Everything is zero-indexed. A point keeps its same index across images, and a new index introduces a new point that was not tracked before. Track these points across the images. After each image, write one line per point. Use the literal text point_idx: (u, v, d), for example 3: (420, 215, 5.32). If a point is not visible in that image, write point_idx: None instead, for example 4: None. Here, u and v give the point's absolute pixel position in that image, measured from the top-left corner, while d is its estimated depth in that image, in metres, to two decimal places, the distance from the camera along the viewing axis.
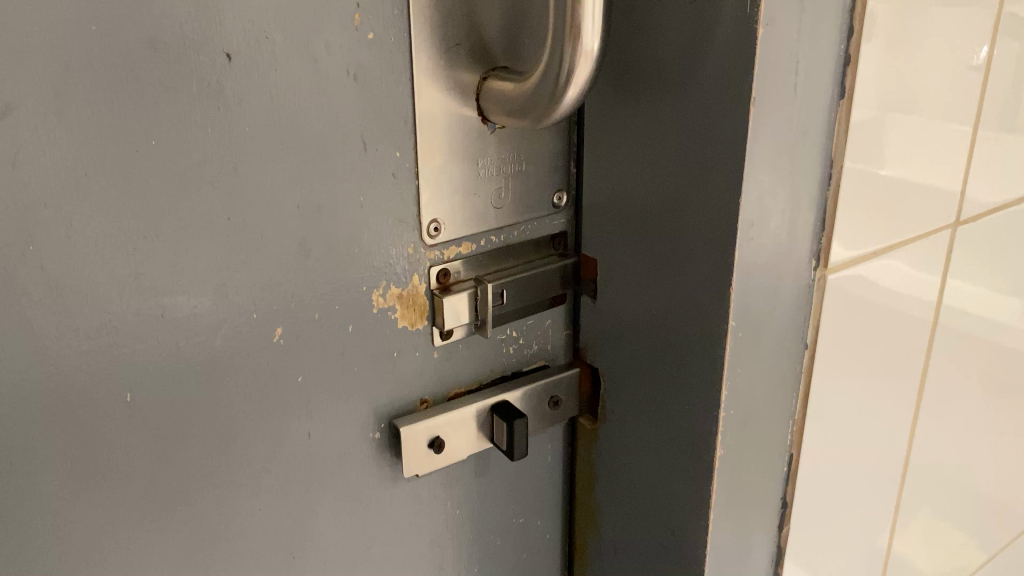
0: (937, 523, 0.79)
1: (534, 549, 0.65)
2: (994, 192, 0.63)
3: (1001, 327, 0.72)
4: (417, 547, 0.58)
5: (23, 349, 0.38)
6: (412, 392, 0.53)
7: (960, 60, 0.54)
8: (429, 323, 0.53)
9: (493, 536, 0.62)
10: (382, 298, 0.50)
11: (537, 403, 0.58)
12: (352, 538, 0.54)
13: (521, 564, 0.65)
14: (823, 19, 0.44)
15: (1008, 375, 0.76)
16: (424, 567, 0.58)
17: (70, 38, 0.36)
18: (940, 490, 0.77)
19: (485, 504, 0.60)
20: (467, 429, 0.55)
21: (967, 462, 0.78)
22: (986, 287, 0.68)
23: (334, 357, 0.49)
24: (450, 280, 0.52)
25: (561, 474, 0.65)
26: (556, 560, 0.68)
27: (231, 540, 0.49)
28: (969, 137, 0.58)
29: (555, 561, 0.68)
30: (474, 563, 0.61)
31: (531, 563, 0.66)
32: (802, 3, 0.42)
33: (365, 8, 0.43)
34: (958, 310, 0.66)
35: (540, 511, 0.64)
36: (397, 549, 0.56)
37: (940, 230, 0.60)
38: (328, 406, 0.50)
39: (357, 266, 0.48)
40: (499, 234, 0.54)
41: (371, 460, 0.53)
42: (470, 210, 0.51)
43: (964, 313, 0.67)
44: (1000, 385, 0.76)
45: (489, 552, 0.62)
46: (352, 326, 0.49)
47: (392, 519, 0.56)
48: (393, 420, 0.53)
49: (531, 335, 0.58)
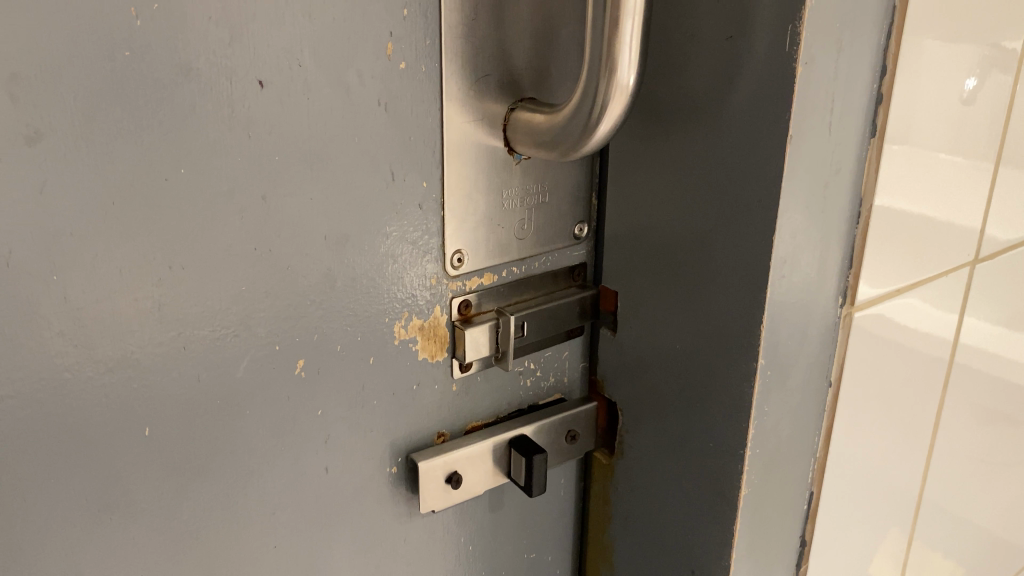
0: (937, 553, 0.80)
1: None
2: (1007, 230, 0.65)
3: (1002, 362, 0.74)
4: None
5: (43, 382, 0.37)
6: (430, 426, 0.52)
7: (984, 104, 0.55)
8: (449, 355, 0.52)
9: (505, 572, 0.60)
10: (404, 330, 0.49)
11: (554, 438, 0.57)
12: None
13: None
14: (857, 60, 0.44)
15: (1007, 409, 0.78)
16: None
17: (101, 63, 0.34)
18: (940, 524, 0.78)
19: (498, 541, 0.59)
20: (485, 464, 0.54)
21: (968, 492, 0.79)
22: (993, 322, 0.70)
23: (354, 390, 0.48)
24: (471, 311, 0.52)
25: (574, 509, 0.64)
26: None
27: None
28: (990, 175, 0.60)
29: None
30: None
31: None
32: (839, 44, 0.43)
33: (399, 38, 0.43)
34: (971, 346, 0.68)
35: (552, 546, 0.63)
36: None
37: (960, 266, 0.62)
38: (346, 440, 0.49)
39: (380, 297, 0.47)
40: (521, 265, 0.53)
41: (387, 495, 0.52)
42: (494, 242, 0.50)
43: (974, 347, 0.69)
44: (1000, 418, 0.78)
45: None
46: (373, 359, 0.48)
47: (407, 555, 0.54)
48: (410, 454, 0.52)
49: (548, 367, 0.58)
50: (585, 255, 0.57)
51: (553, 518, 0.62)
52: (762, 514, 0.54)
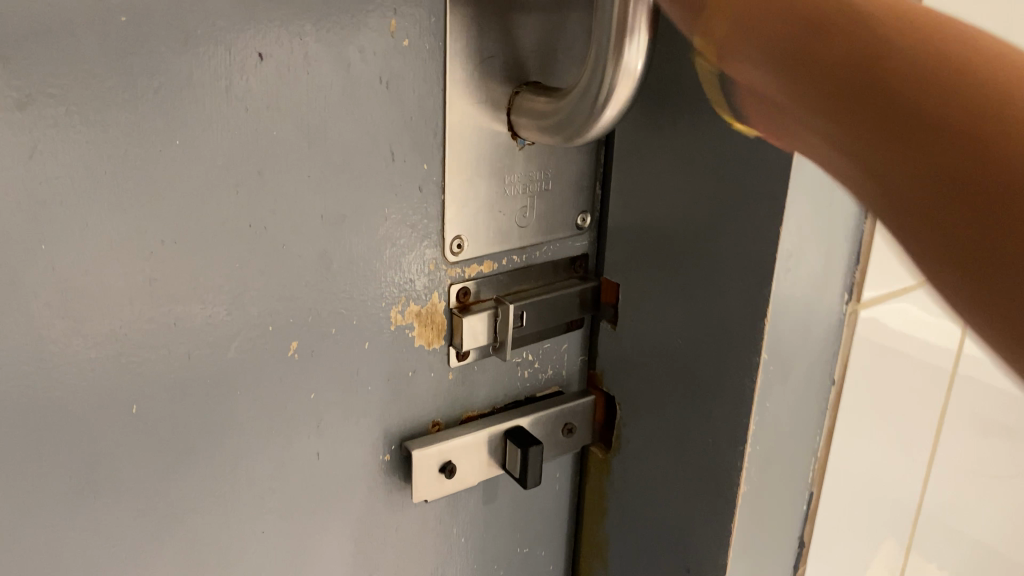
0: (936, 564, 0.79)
1: None
2: None
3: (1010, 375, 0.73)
4: None
5: (27, 353, 0.36)
6: (425, 415, 0.51)
7: None
8: (446, 343, 0.51)
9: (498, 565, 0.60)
10: (401, 316, 0.48)
11: (551, 430, 0.56)
12: (355, 564, 0.52)
13: None
14: None
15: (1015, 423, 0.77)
16: None
17: (95, 28, 0.34)
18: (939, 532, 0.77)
19: (492, 533, 0.58)
20: (481, 455, 0.53)
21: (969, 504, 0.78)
22: None
23: (347, 374, 0.47)
24: (469, 298, 0.51)
25: (569, 504, 0.63)
26: None
27: (231, 563, 0.46)
28: None
29: None
30: None
31: None
32: None
33: (403, 16, 0.42)
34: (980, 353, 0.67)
35: (546, 542, 0.62)
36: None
37: None
38: (339, 425, 0.48)
39: (377, 281, 0.46)
40: (521, 253, 0.52)
41: (379, 483, 0.51)
42: (494, 228, 0.50)
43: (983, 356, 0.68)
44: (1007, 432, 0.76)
45: None
46: (369, 343, 0.47)
47: (398, 545, 0.53)
48: (404, 442, 0.51)
49: (546, 359, 0.57)
50: (588, 246, 0.56)
51: (547, 511, 0.61)
52: (759, 514, 0.53)
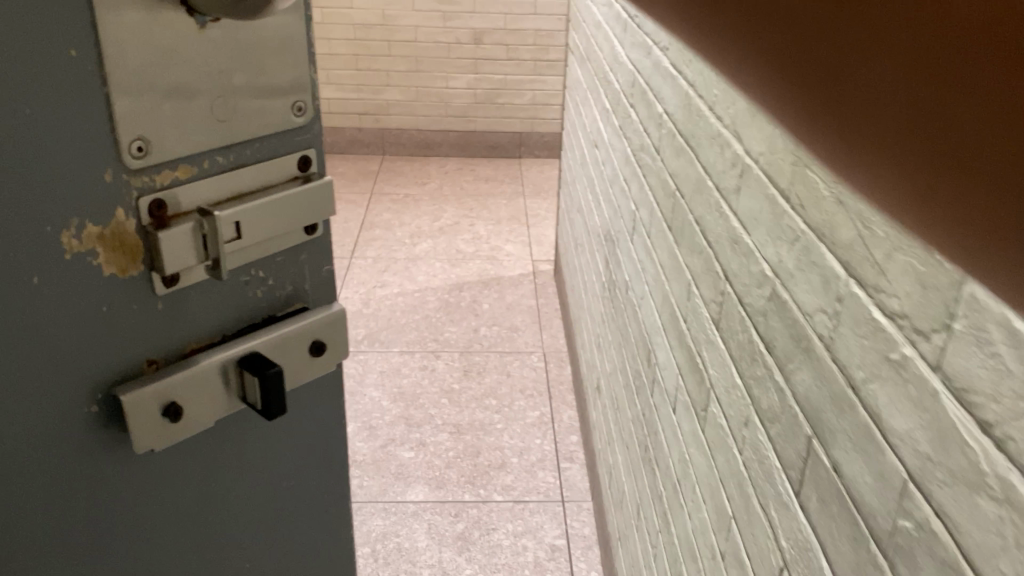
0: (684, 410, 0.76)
1: (306, 504, 0.59)
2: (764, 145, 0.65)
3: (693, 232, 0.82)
4: (160, 521, 0.49)
5: None
6: (135, 353, 0.43)
7: None
8: (147, 268, 0.43)
9: (241, 511, 0.54)
10: (76, 240, 0.40)
11: (294, 350, 0.50)
12: (76, 529, 0.44)
13: (290, 521, 0.58)
14: None
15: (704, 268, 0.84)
16: (167, 541, 0.50)
17: None
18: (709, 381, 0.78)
19: (235, 475, 0.52)
20: (211, 388, 0.46)
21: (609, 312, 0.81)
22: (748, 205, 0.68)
23: (16, 316, 0.38)
24: (168, 213, 0.42)
25: (333, 424, 0.57)
26: (334, 512, 0.62)
27: None
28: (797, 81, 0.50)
29: (333, 514, 0.62)
30: (233, 528, 0.54)
31: (303, 518, 0.59)
32: None
33: None
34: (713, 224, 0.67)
35: (310, 463, 0.57)
36: (134, 525, 0.47)
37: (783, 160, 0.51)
38: (17, 377, 0.39)
39: (36, 198, 0.37)
40: (228, 155, 0.44)
41: (92, 439, 0.43)
42: (179, 126, 0.41)
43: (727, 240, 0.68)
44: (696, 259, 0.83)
45: (250, 513, 0.54)
46: (39, 277, 0.39)
47: (126, 499, 0.46)
48: (114, 390, 0.43)
49: (283, 275, 0.49)
50: (313, 140, 0.46)
51: (305, 441, 0.56)
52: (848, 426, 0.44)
